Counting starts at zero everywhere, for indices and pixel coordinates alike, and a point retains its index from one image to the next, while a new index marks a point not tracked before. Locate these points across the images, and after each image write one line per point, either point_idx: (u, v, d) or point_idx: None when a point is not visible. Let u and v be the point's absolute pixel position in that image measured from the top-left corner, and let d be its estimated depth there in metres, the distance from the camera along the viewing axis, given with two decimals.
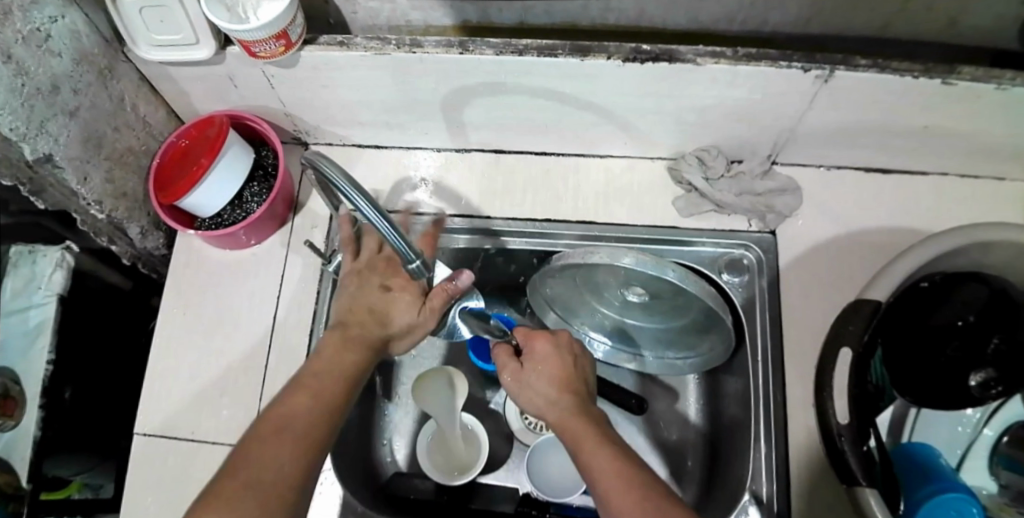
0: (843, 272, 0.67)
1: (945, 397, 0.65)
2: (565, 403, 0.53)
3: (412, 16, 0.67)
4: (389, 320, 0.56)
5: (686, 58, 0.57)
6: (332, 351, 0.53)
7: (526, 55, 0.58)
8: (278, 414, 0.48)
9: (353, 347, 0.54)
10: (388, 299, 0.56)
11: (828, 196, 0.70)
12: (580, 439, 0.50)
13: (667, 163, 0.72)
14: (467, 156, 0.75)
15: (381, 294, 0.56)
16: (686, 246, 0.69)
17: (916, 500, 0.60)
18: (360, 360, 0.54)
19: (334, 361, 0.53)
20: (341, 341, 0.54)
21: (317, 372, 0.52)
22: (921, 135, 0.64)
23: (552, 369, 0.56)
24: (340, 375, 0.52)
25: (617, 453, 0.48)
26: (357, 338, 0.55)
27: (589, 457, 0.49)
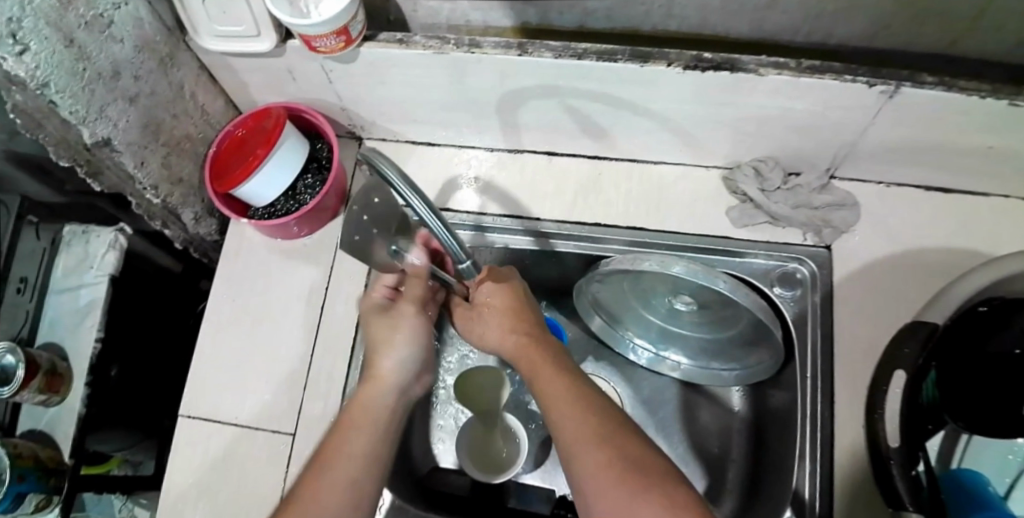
0: (899, 293, 0.65)
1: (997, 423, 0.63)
2: (518, 338, 0.56)
3: (472, 17, 0.67)
4: (402, 362, 0.60)
5: (747, 68, 0.56)
6: (340, 429, 0.55)
7: (585, 59, 0.58)
8: (325, 466, 0.51)
9: (385, 401, 0.57)
10: (396, 338, 0.60)
11: (887, 213, 0.68)
12: (535, 365, 0.54)
13: (722, 172, 0.71)
14: (519, 157, 0.75)
15: (398, 336, 0.60)
16: (738, 258, 0.68)
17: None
18: (387, 410, 0.57)
19: (374, 415, 0.56)
20: (373, 391, 0.58)
21: (358, 422, 0.55)
22: (985, 155, 0.62)
23: (499, 303, 0.58)
24: (381, 424, 0.56)
25: (567, 376, 0.52)
26: (372, 413, 0.56)
27: (543, 383, 0.52)
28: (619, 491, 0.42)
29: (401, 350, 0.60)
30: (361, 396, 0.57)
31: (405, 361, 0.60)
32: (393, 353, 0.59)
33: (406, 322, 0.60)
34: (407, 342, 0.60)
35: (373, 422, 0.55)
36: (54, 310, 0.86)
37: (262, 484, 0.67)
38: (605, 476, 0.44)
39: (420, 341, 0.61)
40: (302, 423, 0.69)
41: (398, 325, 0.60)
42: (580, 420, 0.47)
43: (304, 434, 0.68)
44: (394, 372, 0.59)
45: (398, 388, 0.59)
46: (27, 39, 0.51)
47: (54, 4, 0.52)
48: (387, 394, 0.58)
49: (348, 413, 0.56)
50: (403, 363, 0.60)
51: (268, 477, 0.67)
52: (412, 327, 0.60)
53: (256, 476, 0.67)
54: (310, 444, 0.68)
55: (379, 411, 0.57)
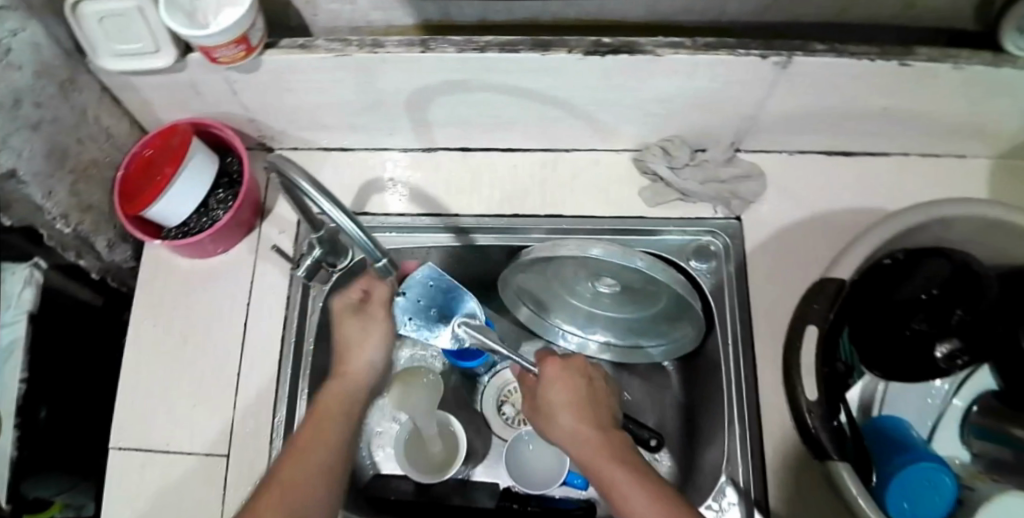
0: (807, 256, 0.67)
1: (911, 368, 0.66)
2: (587, 433, 0.52)
3: (373, 18, 0.67)
4: (373, 359, 0.62)
5: (645, 50, 0.57)
6: (315, 420, 0.57)
7: (488, 52, 0.58)
8: (298, 456, 0.53)
9: (354, 391, 0.60)
10: (370, 342, 0.61)
11: (792, 181, 0.71)
12: (603, 470, 0.49)
13: (633, 154, 0.72)
14: (433, 156, 0.75)
15: (370, 337, 0.61)
16: (653, 236, 0.70)
17: (888, 471, 0.60)
18: (356, 399, 0.60)
19: (344, 404, 0.59)
20: (344, 384, 0.60)
21: (330, 411, 0.58)
22: (879, 116, 0.64)
23: (564, 393, 0.55)
24: (350, 413, 0.59)
25: (648, 477, 0.48)
26: (342, 405, 0.59)
27: (616, 488, 0.47)
28: None
29: (374, 353, 0.62)
30: (334, 390, 0.59)
31: (375, 359, 0.62)
32: (365, 351, 0.61)
33: (379, 327, 0.62)
34: (380, 346, 0.62)
35: (345, 410, 0.58)
36: None
37: (198, 510, 0.65)
38: None
39: (389, 344, 0.63)
40: (235, 442, 0.67)
41: (371, 331, 0.62)
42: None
43: (239, 454, 0.67)
44: (364, 368, 0.62)
45: (366, 381, 0.62)
46: None
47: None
48: (357, 387, 0.61)
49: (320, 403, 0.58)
50: (371, 358, 0.62)
51: (204, 501, 0.65)
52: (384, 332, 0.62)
53: (191, 502, 0.65)
54: (246, 463, 0.66)
55: (350, 401, 0.59)
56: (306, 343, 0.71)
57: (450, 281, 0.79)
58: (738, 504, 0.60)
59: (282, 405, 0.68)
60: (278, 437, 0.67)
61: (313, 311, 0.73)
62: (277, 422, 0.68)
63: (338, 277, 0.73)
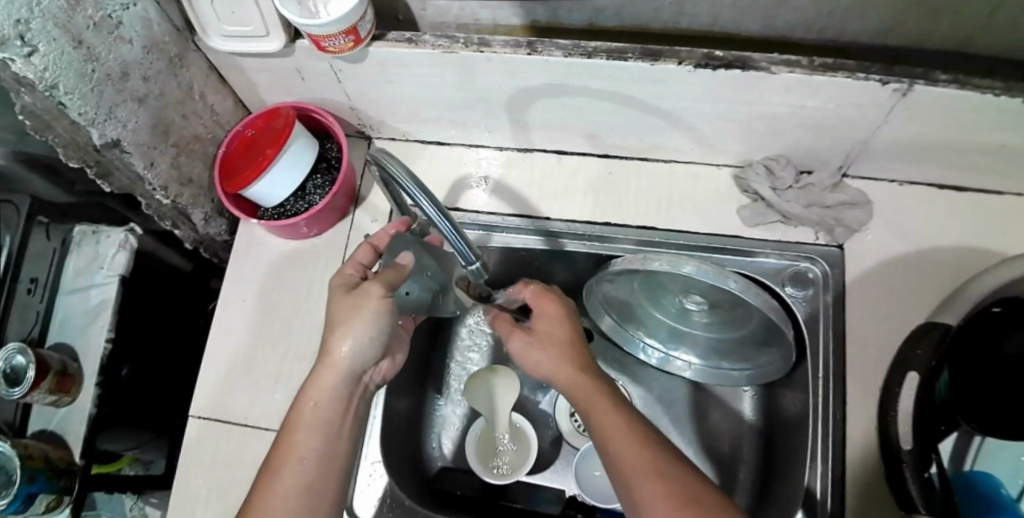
0: (914, 294, 0.64)
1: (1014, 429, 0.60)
2: (572, 365, 0.54)
3: (481, 15, 0.67)
4: (359, 347, 0.53)
5: (760, 66, 0.55)
6: (294, 433, 0.50)
7: (595, 58, 0.58)
8: (273, 478, 0.49)
9: (336, 389, 0.53)
10: (359, 327, 0.52)
11: (901, 213, 0.67)
12: (589, 396, 0.52)
13: (734, 170, 0.70)
14: (528, 156, 0.74)
15: (359, 318, 0.52)
16: (748, 257, 0.66)
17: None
18: (337, 400, 0.53)
19: (329, 413, 0.52)
20: (326, 378, 0.52)
21: (304, 418, 0.51)
22: (999, 153, 0.61)
23: (560, 328, 0.57)
24: (329, 416, 0.52)
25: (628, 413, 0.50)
26: (321, 410, 0.52)
27: (599, 414, 0.50)
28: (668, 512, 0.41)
29: (361, 338, 0.52)
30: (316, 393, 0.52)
31: (362, 347, 0.53)
32: (352, 338, 0.52)
33: (371, 305, 0.52)
34: (367, 331, 0.52)
35: (324, 414, 0.52)
36: (64, 311, 0.85)
37: None
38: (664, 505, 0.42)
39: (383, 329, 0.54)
40: None
41: (360, 308, 0.52)
42: (637, 451, 0.46)
43: None
44: (349, 358, 0.53)
45: (349, 377, 0.53)
46: (35, 41, 0.50)
47: (62, 5, 0.51)
48: (339, 382, 0.53)
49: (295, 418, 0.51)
50: (360, 349, 0.53)
51: None
52: (377, 312, 0.52)
53: None
54: None
55: (331, 406, 0.52)
56: None
57: None
58: None
59: None
60: None
61: None
62: None
63: None
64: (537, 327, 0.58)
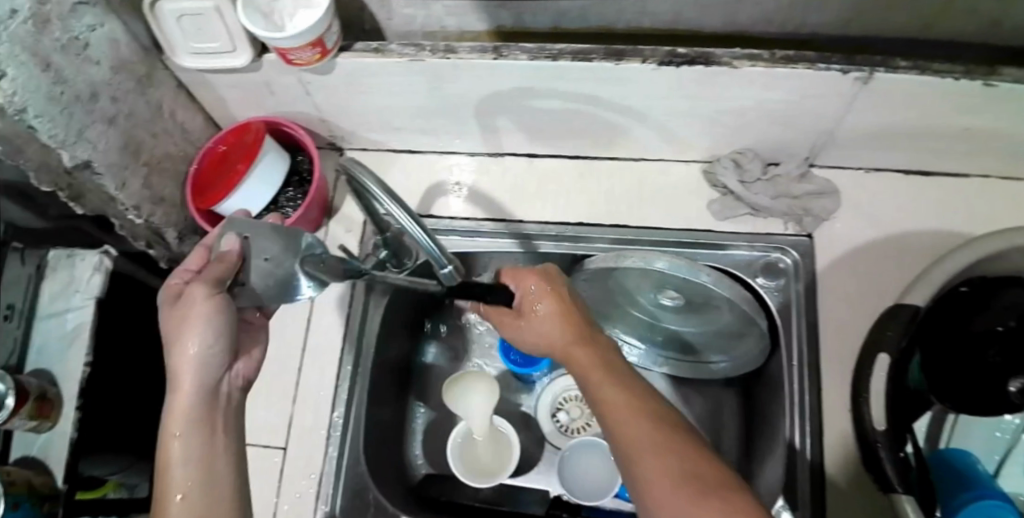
0: (883, 279, 0.65)
1: (982, 403, 0.61)
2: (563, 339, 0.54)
3: (446, 22, 0.67)
4: (205, 355, 0.51)
5: (722, 61, 0.56)
6: (164, 473, 0.49)
7: (561, 60, 0.58)
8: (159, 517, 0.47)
9: (190, 408, 0.51)
10: (198, 335, 0.50)
11: (869, 200, 0.68)
12: (586, 368, 0.51)
13: (703, 165, 0.71)
14: (501, 160, 0.74)
15: (194, 323, 0.50)
16: (720, 250, 0.67)
17: (952, 507, 0.58)
18: (204, 413, 0.52)
19: (194, 431, 0.51)
20: (182, 402, 0.51)
21: (173, 450, 0.50)
22: (959, 137, 0.62)
23: (550, 303, 0.56)
24: (191, 435, 0.51)
25: (621, 380, 0.50)
26: (189, 436, 0.50)
27: (594, 385, 0.50)
28: (680, 499, 0.40)
29: (202, 343, 0.50)
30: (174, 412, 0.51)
31: (208, 351, 0.51)
32: (193, 345, 0.50)
33: (198, 309, 0.50)
34: (203, 338, 0.50)
35: (197, 436, 0.51)
36: (41, 337, 0.84)
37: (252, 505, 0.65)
38: (666, 485, 0.41)
39: (225, 330, 0.52)
40: (293, 436, 0.67)
41: (185, 320, 0.50)
42: (633, 423, 0.46)
43: (295, 449, 0.66)
44: (196, 373, 0.51)
45: (201, 389, 0.52)
46: (4, 66, 0.49)
47: (29, 30, 0.51)
48: (190, 400, 0.51)
49: (165, 461, 0.49)
50: (204, 358, 0.51)
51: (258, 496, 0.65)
52: (207, 314, 0.50)
53: None
54: (304, 459, 0.66)
55: (191, 427, 0.51)
56: (367, 339, 0.70)
57: None
58: None
59: (340, 402, 0.67)
60: (334, 434, 0.66)
61: (372, 312, 0.70)
62: (334, 419, 0.66)
63: None
64: (523, 308, 0.56)
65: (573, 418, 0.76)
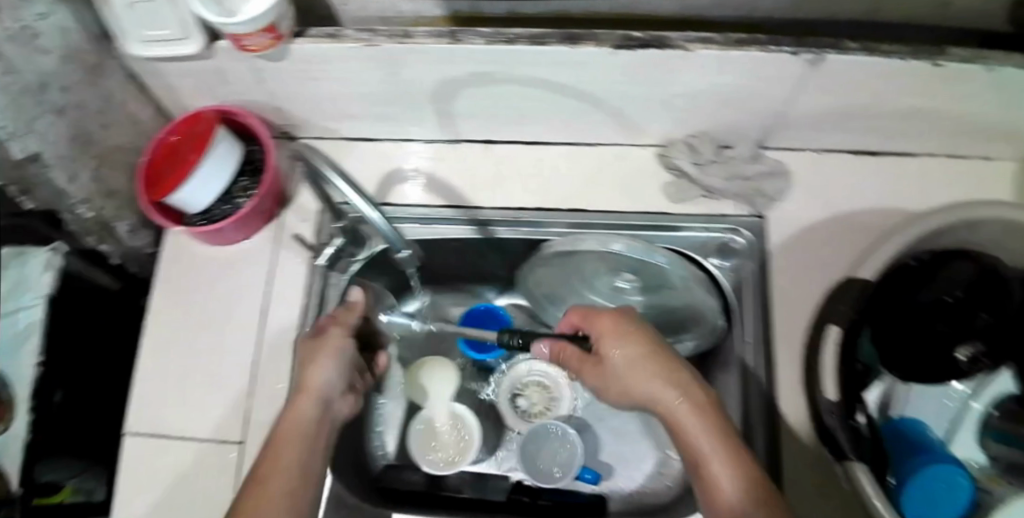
0: (836, 255, 0.66)
1: (932, 369, 0.63)
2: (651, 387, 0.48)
3: (402, 8, 0.67)
4: (331, 376, 0.58)
5: (677, 45, 0.57)
6: (268, 457, 0.52)
7: (517, 44, 0.58)
8: (253, 492, 0.48)
9: (317, 417, 0.56)
10: (324, 359, 0.59)
11: (819, 180, 0.70)
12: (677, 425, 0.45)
13: (657, 149, 0.72)
14: (458, 147, 0.74)
15: (326, 352, 0.59)
16: (675, 232, 0.68)
17: (904, 471, 0.57)
18: (320, 426, 0.56)
19: (303, 435, 0.54)
20: (303, 404, 0.56)
21: (288, 439, 0.53)
22: (905, 117, 0.64)
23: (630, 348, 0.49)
24: (310, 438, 0.54)
25: (721, 440, 0.43)
26: (297, 434, 0.54)
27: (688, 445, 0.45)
28: None
29: (330, 367, 0.58)
30: (288, 420, 0.54)
31: (333, 376, 0.59)
32: (324, 368, 0.58)
33: (334, 342, 0.60)
34: (336, 362, 0.59)
35: (304, 437, 0.54)
36: None
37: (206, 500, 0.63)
38: None
39: (347, 364, 0.61)
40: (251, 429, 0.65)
41: (327, 347, 0.59)
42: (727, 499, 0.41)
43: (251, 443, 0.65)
44: (322, 386, 0.58)
45: (323, 404, 0.57)
46: None
47: None
48: (314, 406, 0.56)
49: (280, 445, 0.52)
50: (333, 376, 0.58)
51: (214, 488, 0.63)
52: (342, 344, 0.60)
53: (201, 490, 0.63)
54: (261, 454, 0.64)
55: (310, 430, 0.55)
56: None
57: (466, 273, 0.79)
58: None
59: (297, 395, 0.65)
60: None
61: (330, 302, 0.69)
62: None
63: (359, 269, 0.71)
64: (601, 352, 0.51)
65: (533, 404, 0.75)
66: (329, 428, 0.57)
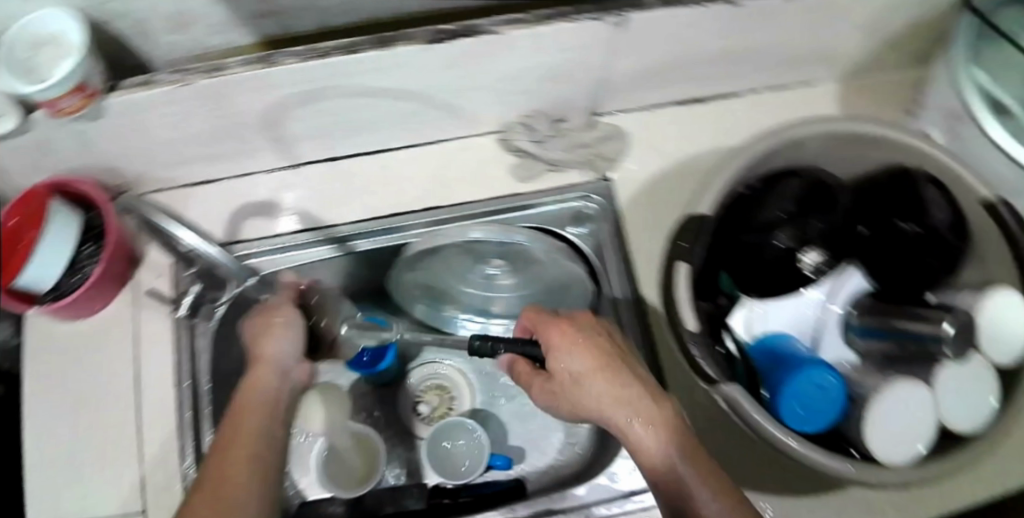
0: (679, 203, 0.69)
1: (781, 282, 0.64)
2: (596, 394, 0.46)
3: (210, 42, 0.65)
4: (288, 347, 0.59)
5: (487, 30, 0.58)
6: (236, 411, 0.51)
7: (331, 56, 0.57)
8: (228, 444, 0.47)
9: (275, 381, 0.56)
10: (280, 331, 0.59)
11: (656, 134, 0.72)
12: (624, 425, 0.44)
13: (496, 136, 0.72)
14: (299, 171, 0.72)
15: (280, 327, 0.59)
16: (529, 209, 0.69)
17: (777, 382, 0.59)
18: (280, 391, 0.55)
19: (264, 396, 0.53)
20: (264, 370, 0.55)
21: (253, 399, 0.52)
22: (720, 59, 0.67)
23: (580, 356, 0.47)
24: (275, 400, 0.54)
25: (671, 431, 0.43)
26: (263, 391, 0.53)
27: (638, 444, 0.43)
28: None
29: (285, 338, 0.59)
30: (250, 385, 0.53)
31: (290, 347, 0.59)
32: (281, 337, 0.59)
33: (281, 317, 0.60)
34: (288, 334, 0.59)
35: (270, 400, 0.53)
36: None
37: None
38: None
39: (300, 336, 0.61)
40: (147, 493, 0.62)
41: (279, 322, 0.60)
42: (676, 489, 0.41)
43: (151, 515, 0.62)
44: (279, 356, 0.57)
45: (281, 373, 0.56)
46: None
47: None
48: (273, 373, 0.56)
49: (245, 400, 0.52)
50: (289, 347, 0.59)
51: None
52: (290, 318, 0.60)
53: None
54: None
55: (273, 391, 0.54)
56: (203, 382, 0.67)
57: None
58: None
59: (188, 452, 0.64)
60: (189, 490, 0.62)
61: (202, 352, 0.68)
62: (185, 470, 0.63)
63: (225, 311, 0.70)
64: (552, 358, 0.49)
65: (432, 408, 0.77)
66: (289, 396, 0.56)
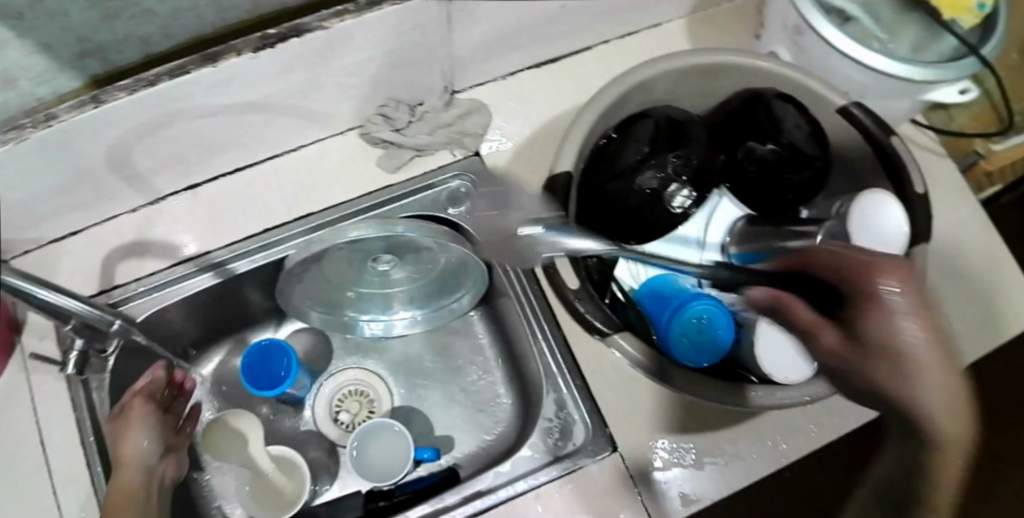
0: (546, 165, 0.70)
1: (656, 227, 0.64)
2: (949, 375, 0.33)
3: (37, 92, 0.62)
4: (149, 443, 0.61)
5: (313, 27, 0.55)
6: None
7: (160, 83, 0.55)
8: None
9: (142, 479, 0.58)
10: (134, 429, 0.60)
11: (515, 102, 0.72)
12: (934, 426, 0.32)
13: (357, 131, 0.72)
14: (162, 206, 0.70)
15: (136, 423, 0.61)
16: (403, 200, 0.69)
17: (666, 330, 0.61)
18: (147, 491, 0.58)
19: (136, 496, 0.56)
20: (128, 469, 0.57)
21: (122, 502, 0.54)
22: (562, 17, 0.66)
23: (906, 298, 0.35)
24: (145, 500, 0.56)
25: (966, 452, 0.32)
26: (133, 493, 0.56)
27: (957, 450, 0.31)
28: None
29: (143, 433, 0.61)
30: (120, 489, 0.55)
31: (151, 442, 0.61)
32: (140, 434, 0.60)
33: (137, 413, 0.62)
34: (147, 429, 0.61)
35: (138, 499, 0.56)
36: None
37: None
38: None
39: (158, 429, 0.63)
40: None
41: (132, 421, 0.61)
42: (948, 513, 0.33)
43: None
44: (141, 452, 0.59)
45: (146, 467, 0.59)
46: None
47: None
48: (137, 472, 0.58)
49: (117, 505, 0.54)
50: (148, 443, 0.61)
51: None
52: (147, 415, 0.62)
53: None
54: None
55: (142, 492, 0.57)
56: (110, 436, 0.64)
57: (241, 320, 0.77)
58: (570, 413, 0.62)
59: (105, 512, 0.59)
60: None
61: (100, 406, 0.65)
62: None
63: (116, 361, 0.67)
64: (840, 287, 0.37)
65: (354, 415, 0.78)
66: (156, 490, 0.59)
